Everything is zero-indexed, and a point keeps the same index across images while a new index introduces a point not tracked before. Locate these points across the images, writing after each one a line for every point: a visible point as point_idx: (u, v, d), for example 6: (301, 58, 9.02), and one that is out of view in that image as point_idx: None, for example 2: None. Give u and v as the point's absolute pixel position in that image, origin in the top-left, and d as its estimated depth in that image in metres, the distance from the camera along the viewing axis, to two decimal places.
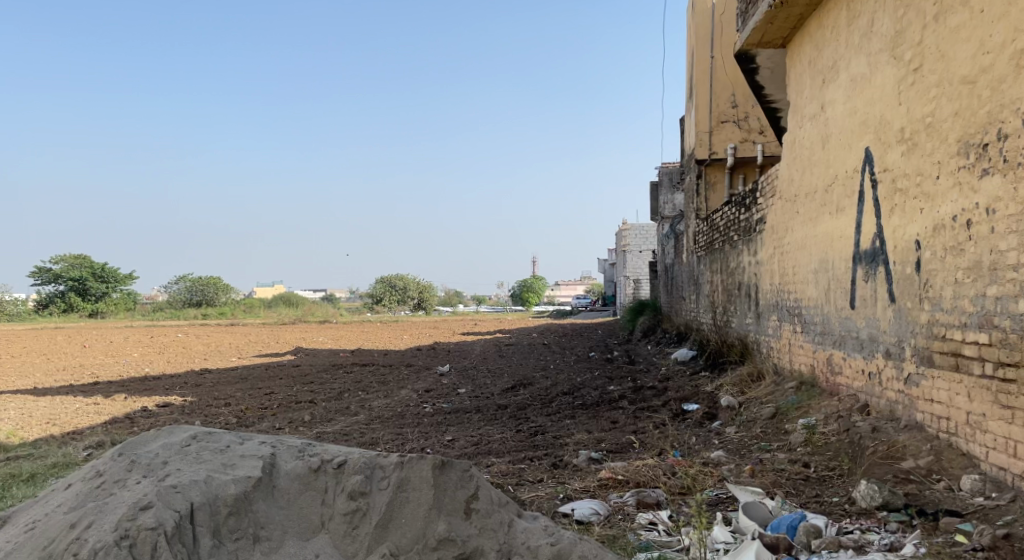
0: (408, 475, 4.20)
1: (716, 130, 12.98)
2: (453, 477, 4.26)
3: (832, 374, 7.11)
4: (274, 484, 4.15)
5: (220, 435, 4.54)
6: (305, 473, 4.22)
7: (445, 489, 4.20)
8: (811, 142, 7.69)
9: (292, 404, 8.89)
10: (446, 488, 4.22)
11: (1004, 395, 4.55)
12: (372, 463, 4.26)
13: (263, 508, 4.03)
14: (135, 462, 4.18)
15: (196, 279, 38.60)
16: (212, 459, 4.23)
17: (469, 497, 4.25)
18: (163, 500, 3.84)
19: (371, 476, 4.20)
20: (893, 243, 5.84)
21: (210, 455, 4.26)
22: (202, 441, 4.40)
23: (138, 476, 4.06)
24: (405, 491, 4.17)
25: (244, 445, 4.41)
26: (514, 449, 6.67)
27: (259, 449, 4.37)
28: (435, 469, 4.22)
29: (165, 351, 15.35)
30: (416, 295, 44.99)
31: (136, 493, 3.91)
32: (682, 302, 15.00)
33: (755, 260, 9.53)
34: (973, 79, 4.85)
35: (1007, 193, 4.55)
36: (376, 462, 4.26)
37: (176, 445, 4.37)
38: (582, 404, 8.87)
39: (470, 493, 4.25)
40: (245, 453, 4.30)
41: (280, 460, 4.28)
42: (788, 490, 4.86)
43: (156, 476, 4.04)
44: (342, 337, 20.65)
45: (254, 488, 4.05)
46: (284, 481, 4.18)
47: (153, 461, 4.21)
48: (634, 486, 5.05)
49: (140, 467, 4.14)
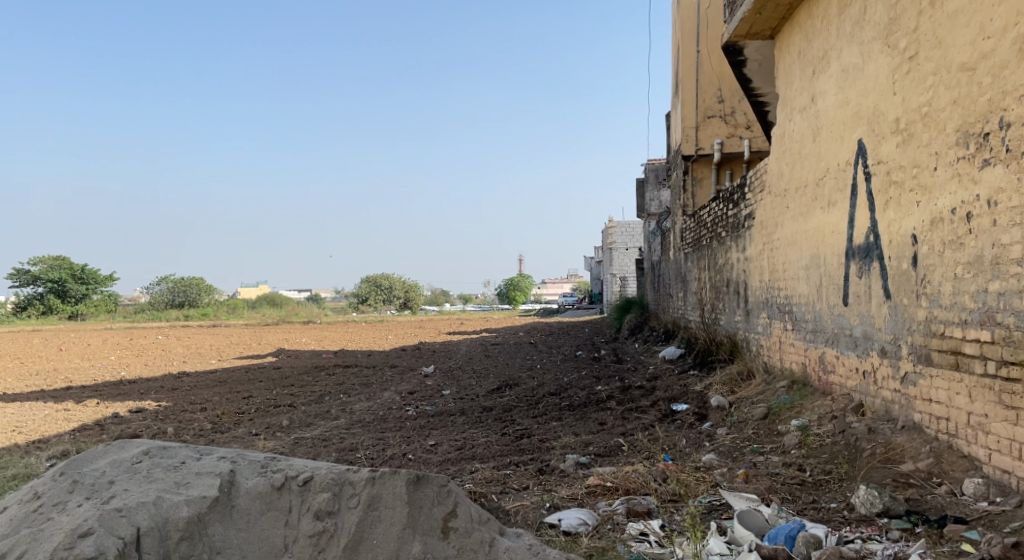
0: (380, 492, 4.00)
1: (702, 125, 12.80)
2: (429, 493, 4.04)
3: (824, 373, 6.92)
4: (232, 504, 3.96)
5: (175, 450, 4.32)
6: (267, 491, 4.01)
7: (420, 507, 4.00)
8: (800, 136, 7.51)
9: (271, 408, 8.62)
10: (422, 506, 4.01)
11: (1008, 395, 4.37)
12: (342, 479, 4.07)
13: (220, 531, 3.85)
14: (78, 483, 3.95)
15: (178, 280, 38.12)
16: (165, 477, 4.02)
17: (446, 515, 4.05)
18: (105, 526, 3.62)
19: (340, 494, 4.00)
20: (888, 238, 5.65)
21: (163, 474, 4.05)
22: (154, 458, 4.17)
23: (80, 499, 3.83)
24: (376, 510, 3.98)
25: (201, 461, 4.20)
26: (499, 454, 6.44)
27: (216, 465, 4.15)
28: (410, 485, 4.02)
29: (142, 354, 15.00)
30: (402, 295, 44.66)
31: (75, 518, 3.68)
32: (669, 300, 14.83)
33: (744, 256, 9.35)
34: (973, 66, 4.66)
35: (1010, 184, 4.36)
36: (346, 478, 4.06)
37: (126, 463, 4.15)
38: (570, 405, 8.65)
39: (448, 511, 4.05)
40: (201, 471, 4.08)
41: (240, 478, 4.08)
42: (783, 496, 4.66)
43: (100, 498, 3.82)
44: (326, 337, 20.37)
45: (209, 510, 3.86)
46: (243, 501, 3.98)
47: (99, 480, 3.99)
48: (625, 493, 4.84)
49: (83, 488, 3.91)
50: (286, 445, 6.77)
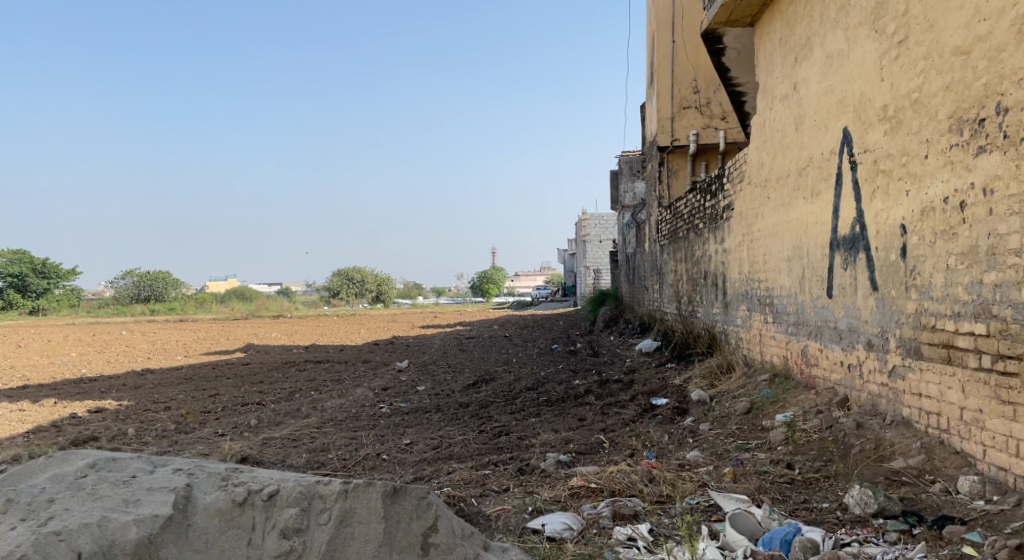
0: (353, 507, 3.79)
1: (678, 116, 12.63)
2: (407, 506, 3.85)
3: (807, 366, 6.78)
4: (188, 523, 3.71)
5: (124, 463, 4.09)
6: (228, 507, 3.77)
7: (398, 522, 3.80)
8: (782, 125, 7.35)
9: (238, 406, 8.32)
10: (400, 520, 3.81)
11: (1005, 390, 4.23)
12: (312, 492, 3.84)
13: (174, 553, 3.59)
14: (13, 502, 3.70)
15: (144, 274, 37.32)
16: (112, 494, 3.76)
17: (425, 529, 3.84)
18: (42, 552, 3.36)
19: (309, 509, 3.79)
20: (875, 228, 5.50)
21: (111, 489, 3.80)
22: (100, 472, 3.94)
23: (15, 521, 3.58)
24: (350, 526, 3.76)
25: (152, 475, 3.97)
26: (477, 453, 6.22)
27: (170, 480, 3.92)
28: (386, 498, 3.82)
29: (104, 350, 14.53)
30: (374, 288, 44.21)
31: (9, 543, 3.42)
32: (644, 291, 14.69)
33: (722, 248, 9.19)
34: (967, 49, 4.51)
35: (1008, 171, 4.22)
36: (316, 492, 3.84)
37: (69, 478, 3.91)
38: (548, 401, 8.45)
39: (427, 526, 3.85)
40: (153, 487, 3.83)
41: (197, 493, 3.84)
42: (774, 496, 4.50)
43: (37, 520, 3.56)
44: (296, 332, 19.98)
45: (162, 530, 3.60)
46: (201, 519, 3.74)
47: (37, 498, 3.73)
48: (610, 495, 4.65)
49: (19, 508, 3.66)
50: (255, 445, 6.49)
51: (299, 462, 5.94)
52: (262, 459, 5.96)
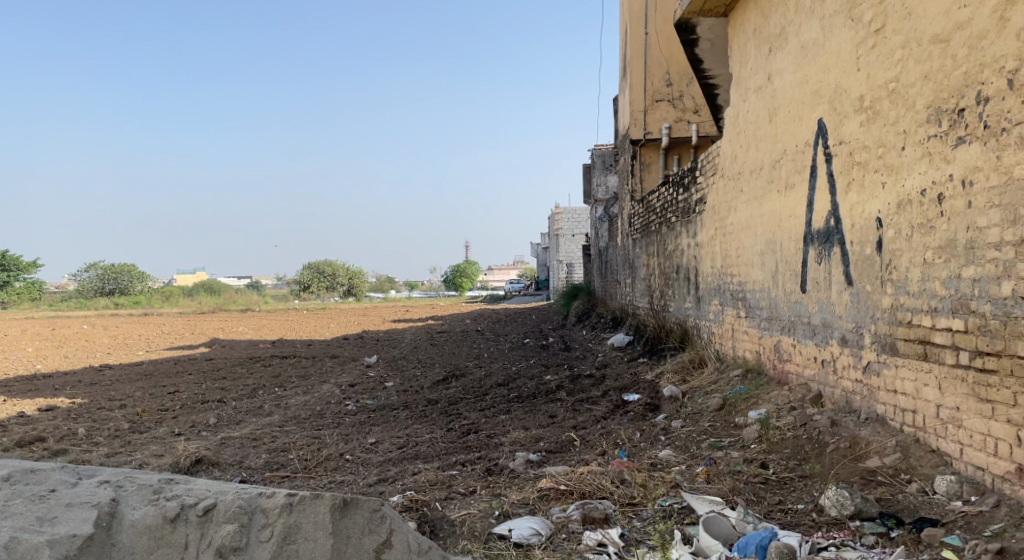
0: (298, 521, 3.61)
1: (650, 109, 12.45)
2: (358, 521, 3.70)
3: (780, 362, 6.68)
4: (112, 542, 3.48)
5: (45, 475, 3.80)
6: (158, 524, 3.55)
7: (348, 537, 3.65)
8: (755, 117, 7.23)
9: (197, 404, 8.03)
10: (350, 535, 3.66)
11: (983, 387, 4.12)
12: (253, 506, 3.64)
13: None
14: None
15: (108, 267, 36.50)
16: (28, 511, 3.49)
17: (378, 545, 3.69)
18: None
19: (249, 526, 3.59)
20: (850, 221, 5.39)
21: (25, 506, 3.53)
22: (17, 486, 3.66)
23: None
24: (294, 542, 3.58)
25: (73, 489, 3.68)
26: (444, 452, 6.02)
27: (94, 494, 3.64)
28: (335, 511, 3.66)
29: (63, 345, 14.11)
30: (346, 282, 43.85)
31: None
32: (616, 285, 14.57)
33: (695, 242, 9.07)
34: (946, 37, 4.39)
35: (988, 162, 4.11)
36: (257, 504, 3.65)
37: None
38: (519, 397, 8.28)
39: (380, 541, 3.70)
40: (74, 502, 3.57)
41: (124, 508, 3.60)
42: (748, 498, 4.36)
43: None
44: (264, 326, 19.60)
45: (81, 553, 3.37)
46: (127, 537, 3.51)
47: None
48: (580, 497, 4.48)
49: None
50: (212, 446, 6.24)
51: (258, 463, 5.69)
52: (219, 460, 5.70)
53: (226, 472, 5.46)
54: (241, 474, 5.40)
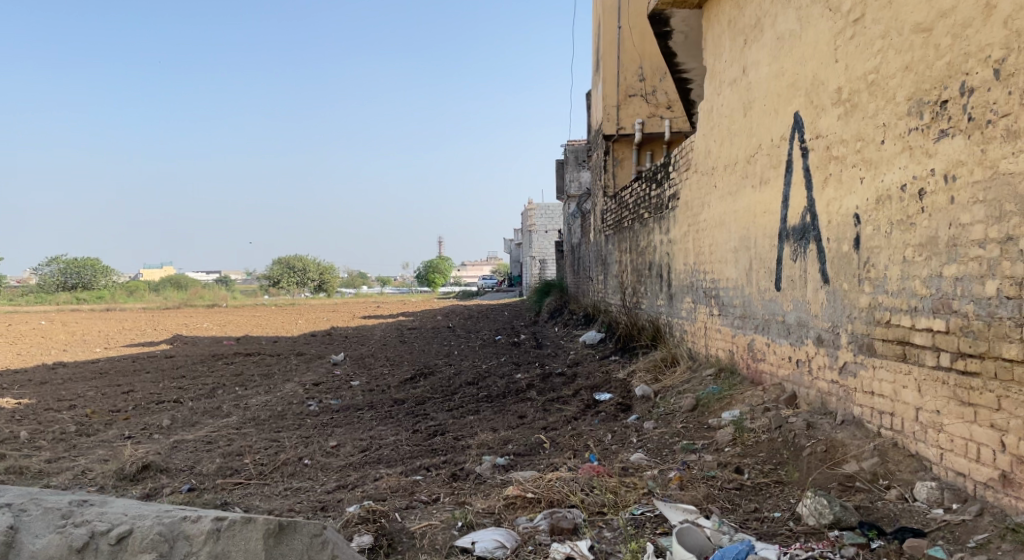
0: (227, 549, 3.42)
1: (623, 104, 12.25)
2: (296, 545, 3.52)
3: (754, 361, 6.52)
4: None
5: None
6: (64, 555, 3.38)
7: None
8: (730, 111, 7.06)
9: (151, 405, 7.69)
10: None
11: (965, 390, 3.97)
12: (175, 532, 3.45)
13: None
14: None
15: (71, 260, 35.60)
16: None
17: None
18: None
19: (170, 553, 3.40)
20: (827, 218, 5.23)
21: None
22: None
23: None
24: None
25: None
26: (408, 456, 5.78)
27: None
28: (269, 538, 3.47)
29: (16, 341, 13.62)
30: (317, 277, 43.35)
31: None
32: (589, 282, 14.39)
33: (667, 238, 8.90)
34: (929, 26, 4.23)
35: (972, 156, 3.96)
36: (181, 531, 3.45)
37: None
38: (488, 397, 8.05)
39: None
40: None
41: (25, 537, 3.42)
42: (723, 505, 4.19)
43: None
44: (230, 322, 19.15)
45: None
46: None
47: None
48: (548, 506, 4.26)
49: None
50: (163, 450, 5.93)
51: (210, 469, 5.39)
52: (168, 466, 5.38)
53: (174, 479, 5.14)
54: (190, 481, 5.08)
